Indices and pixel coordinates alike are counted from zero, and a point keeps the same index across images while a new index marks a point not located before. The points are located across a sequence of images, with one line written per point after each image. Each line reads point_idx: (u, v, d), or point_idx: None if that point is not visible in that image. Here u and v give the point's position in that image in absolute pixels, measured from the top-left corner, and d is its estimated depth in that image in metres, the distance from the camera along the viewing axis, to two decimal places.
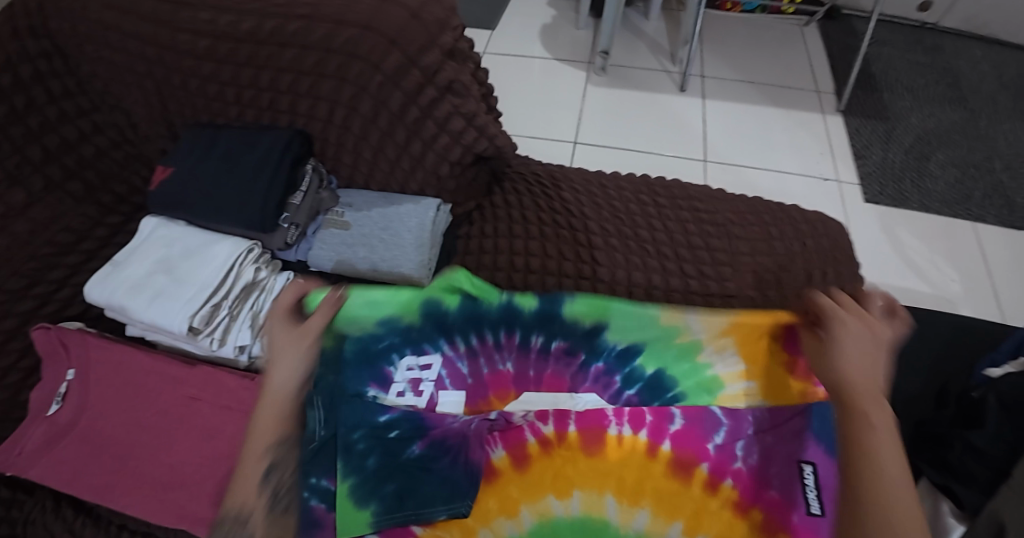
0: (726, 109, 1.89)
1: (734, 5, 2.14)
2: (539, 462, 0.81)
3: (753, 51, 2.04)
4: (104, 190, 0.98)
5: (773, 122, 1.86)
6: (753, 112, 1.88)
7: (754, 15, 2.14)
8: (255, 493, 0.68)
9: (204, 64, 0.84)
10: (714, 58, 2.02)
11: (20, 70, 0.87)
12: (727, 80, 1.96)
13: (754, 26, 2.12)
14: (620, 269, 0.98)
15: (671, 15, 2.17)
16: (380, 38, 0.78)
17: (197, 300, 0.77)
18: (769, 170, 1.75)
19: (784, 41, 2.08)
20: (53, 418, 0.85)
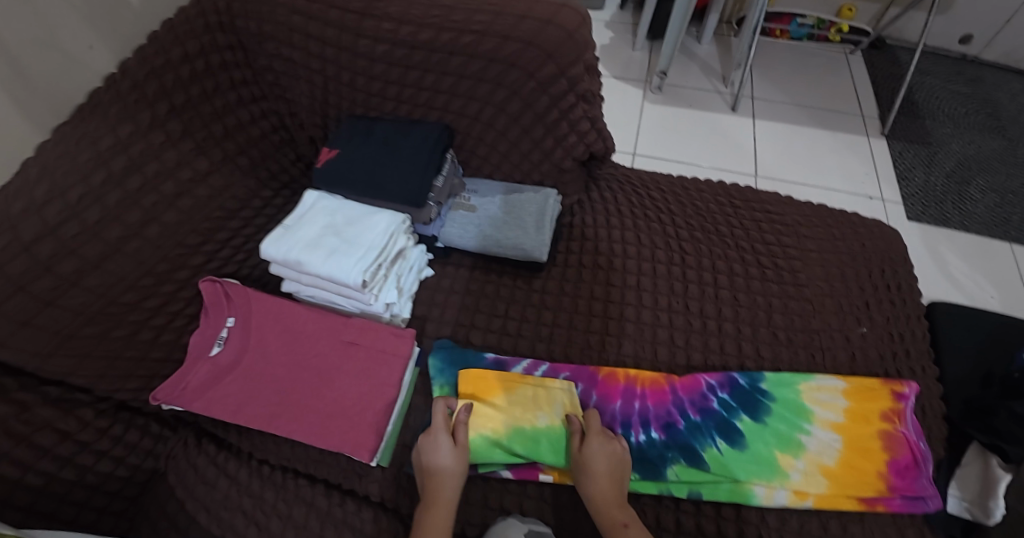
0: (777, 129, 2.03)
1: (782, 33, 2.27)
2: (638, 421, 0.95)
3: (800, 77, 2.18)
4: (263, 168, 1.14)
5: (821, 142, 1.99)
6: (801, 132, 2.02)
7: (801, 42, 2.27)
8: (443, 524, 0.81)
9: (376, 65, 0.99)
10: (763, 81, 2.16)
11: (210, 58, 1.03)
12: (778, 102, 2.10)
13: (801, 53, 2.25)
14: (704, 257, 1.11)
15: (723, 40, 2.31)
16: (539, 52, 0.92)
17: (367, 259, 0.91)
18: (818, 186, 1.88)
19: (830, 68, 2.21)
20: (217, 358, 0.97)
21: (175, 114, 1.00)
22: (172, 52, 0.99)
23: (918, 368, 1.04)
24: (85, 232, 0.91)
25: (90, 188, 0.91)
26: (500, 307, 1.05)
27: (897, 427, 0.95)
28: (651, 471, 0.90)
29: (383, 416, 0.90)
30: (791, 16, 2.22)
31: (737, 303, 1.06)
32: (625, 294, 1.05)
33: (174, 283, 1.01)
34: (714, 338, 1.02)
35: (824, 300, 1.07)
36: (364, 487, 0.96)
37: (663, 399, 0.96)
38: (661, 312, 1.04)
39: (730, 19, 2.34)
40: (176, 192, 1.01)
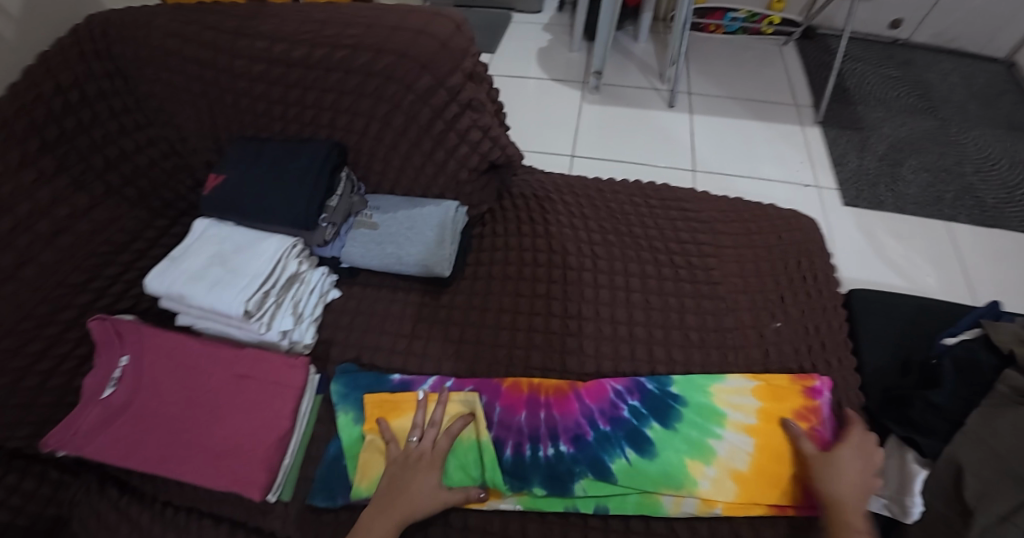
0: (712, 122, 2.02)
1: (717, 27, 2.27)
2: (546, 435, 0.93)
3: (735, 71, 2.18)
4: (154, 197, 1.11)
5: (755, 133, 1.99)
6: (736, 124, 2.02)
7: (735, 36, 2.29)
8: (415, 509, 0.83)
9: (256, 85, 0.96)
10: (701, 75, 2.16)
11: (86, 87, 0.99)
12: (712, 96, 2.10)
13: (735, 47, 2.26)
14: (617, 261, 1.08)
15: (658, 38, 2.31)
16: (412, 62, 0.90)
17: (251, 288, 0.89)
18: (754, 178, 1.87)
19: (764, 60, 2.22)
20: (108, 401, 0.92)
21: (47, 149, 0.95)
22: (42, 84, 0.95)
23: (833, 360, 1.01)
24: None
25: None
26: (406, 325, 1.02)
27: (813, 425, 0.93)
28: (558, 484, 0.89)
29: (274, 452, 0.87)
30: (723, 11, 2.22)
31: (649, 305, 1.03)
32: (533, 304, 1.03)
33: (59, 324, 0.96)
34: (625, 343, 1.00)
35: (737, 297, 1.05)
36: (268, 524, 0.91)
37: (571, 410, 0.94)
38: (570, 320, 1.01)
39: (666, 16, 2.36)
40: (53, 230, 0.96)
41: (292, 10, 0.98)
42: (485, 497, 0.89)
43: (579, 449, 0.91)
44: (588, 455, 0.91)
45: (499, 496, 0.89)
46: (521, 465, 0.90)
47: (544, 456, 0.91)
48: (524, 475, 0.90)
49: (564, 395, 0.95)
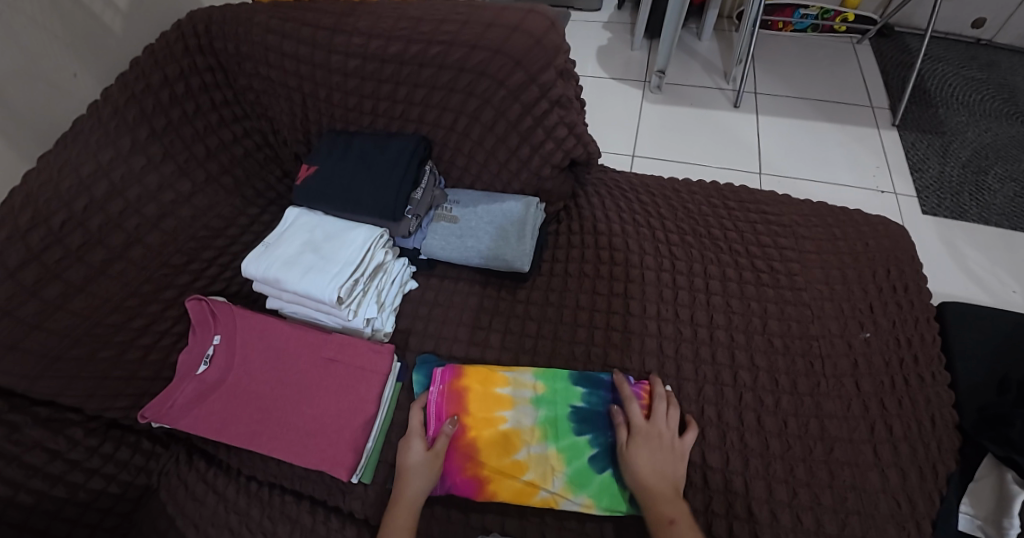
0: (782, 124, 1.98)
1: (786, 25, 2.18)
2: (540, 435, 0.91)
3: (805, 71, 2.12)
4: (248, 185, 1.15)
5: (828, 136, 1.93)
6: (808, 126, 1.96)
7: (805, 34, 2.22)
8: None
9: (350, 80, 0.99)
10: (766, 76, 2.11)
11: (190, 80, 1.04)
12: (781, 96, 2.05)
13: (806, 46, 2.20)
14: (695, 262, 1.07)
15: (723, 35, 2.27)
16: (507, 59, 0.91)
17: (343, 275, 0.92)
18: (826, 182, 1.82)
19: (837, 59, 2.15)
20: (203, 377, 0.97)
21: (156, 137, 1.02)
22: (152, 76, 1.01)
23: (926, 374, 0.97)
24: (69, 256, 0.93)
25: (72, 213, 0.92)
26: (484, 319, 1.04)
27: None
28: (580, 483, 0.88)
29: (359, 433, 0.91)
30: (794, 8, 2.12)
31: (730, 309, 1.02)
32: (612, 302, 1.03)
33: (161, 302, 1.02)
34: (705, 346, 0.99)
35: (823, 304, 1.03)
36: (348, 504, 0.95)
37: (564, 409, 0.92)
38: (648, 320, 1.00)
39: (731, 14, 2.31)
40: (158, 214, 1.02)
41: (388, 7, 0.99)
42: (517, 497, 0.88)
43: (571, 446, 0.90)
44: (579, 452, 0.90)
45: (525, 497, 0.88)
46: (526, 460, 0.90)
47: (539, 454, 0.90)
48: (538, 471, 0.89)
49: (558, 392, 0.93)
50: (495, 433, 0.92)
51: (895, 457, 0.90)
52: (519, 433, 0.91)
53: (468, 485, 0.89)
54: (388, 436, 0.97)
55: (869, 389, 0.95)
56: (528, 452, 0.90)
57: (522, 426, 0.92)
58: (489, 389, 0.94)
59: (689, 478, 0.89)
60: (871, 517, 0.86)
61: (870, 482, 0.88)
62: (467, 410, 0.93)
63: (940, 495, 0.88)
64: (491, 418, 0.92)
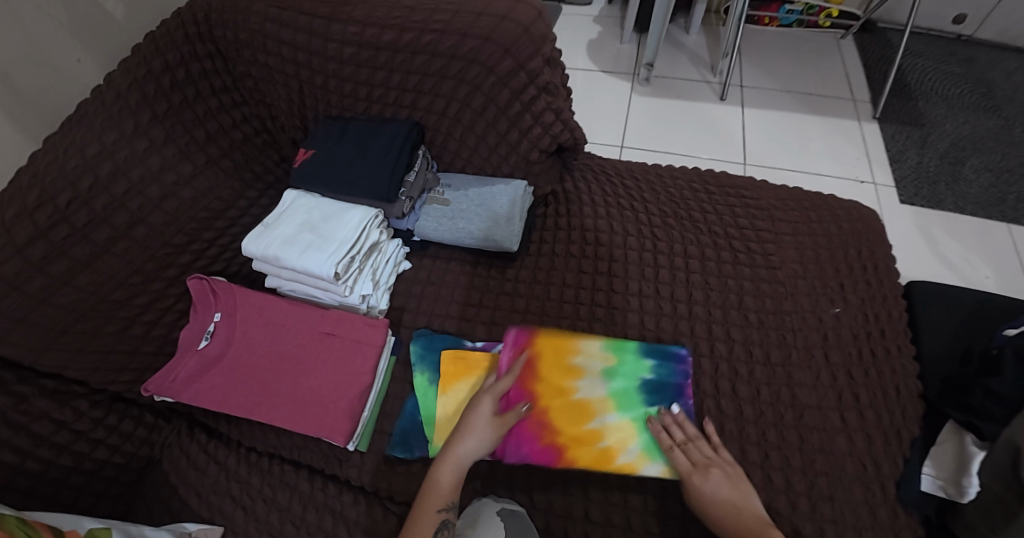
0: (766, 115, 2.03)
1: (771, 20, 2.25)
2: (614, 406, 0.96)
3: (790, 64, 2.18)
4: (246, 170, 1.19)
5: (811, 128, 1.99)
6: (791, 118, 2.02)
7: (791, 29, 2.28)
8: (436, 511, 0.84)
9: (345, 67, 1.03)
10: (751, 69, 2.16)
11: (190, 66, 1.08)
12: (766, 89, 2.10)
13: (791, 40, 2.26)
14: (677, 243, 1.12)
15: (711, 30, 2.32)
16: (496, 47, 0.96)
17: (340, 253, 0.96)
18: (808, 172, 1.88)
19: (821, 53, 2.21)
20: (204, 351, 1.01)
21: (158, 121, 1.05)
22: (153, 62, 1.05)
23: (892, 346, 1.02)
24: (75, 234, 0.96)
25: (78, 193, 0.96)
26: (474, 296, 1.09)
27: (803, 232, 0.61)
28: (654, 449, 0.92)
29: (356, 403, 0.95)
30: (779, 3, 2.18)
31: (709, 286, 1.07)
32: (597, 280, 1.08)
33: (163, 281, 1.06)
34: (684, 321, 1.04)
35: (796, 283, 1.08)
36: (345, 472, 0.99)
37: (632, 382, 0.98)
38: (631, 297, 1.05)
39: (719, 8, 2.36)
40: (160, 195, 1.06)
41: None
42: (591, 463, 0.92)
43: (644, 416, 0.95)
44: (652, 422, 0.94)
45: (605, 462, 0.91)
46: (603, 428, 0.94)
47: (616, 423, 0.95)
48: (617, 438, 0.93)
49: (628, 367, 0.99)
50: (571, 404, 0.97)
51: (861, 424, 0.96)
52: (591, 406, 0.96)
53: (546, 453, 0.93)
54: (382, 407, 1.02)
55: (838, 361, 1.01)
56: (604, 420, 0.95)
57: (596, 398, 0.97)
58: (564, 362, 1.00)
59: None
60: (837, 478, 0.91)
61: (838, 446, 0.94)
62: (544, 381, 0.98)
63: (902, 459, 0.93)
64: (565, 389, 0.98)
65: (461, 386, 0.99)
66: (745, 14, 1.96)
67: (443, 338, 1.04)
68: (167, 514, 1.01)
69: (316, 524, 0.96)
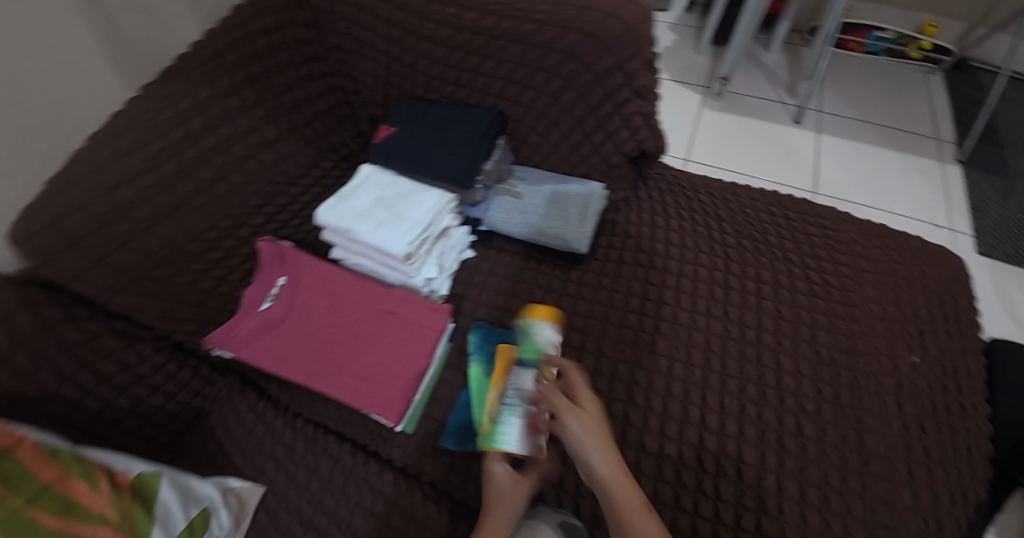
0: (841, 145, 1.97)
1: (857, 45, 2.19)
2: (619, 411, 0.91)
3: (872, 95, 2.10)
4: (325, 140, 1.20)
5: (888, 163, 1.92)
6: (868, 151, 1.95)
7: (876, 57, 2.20)
8: None
9: (437, 48, 1.02)
10: (831, 95, 2.10)
11: (286, 33, 1.09)
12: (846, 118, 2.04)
13: (876, 69, 2.18)
14: (751, 266, 1.10)
15: (792, 50, 2.27)
16: (598, 43, 0.93)
17: (414, 233, 0.96)
18: (880, 209, 1.81)
19: (905, 85, 2.13)
20: (267, 313, 1.02)
21: (250, 83, 1.07)
22: (251, 23, 1.05)
23: (967, 404, 0.98)
24: (160, 184, 0.98)
25: (168, 143, 0.98)
26: (537, 294, 1.08)
27: None
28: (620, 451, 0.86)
29: (410, 385, 0.95)
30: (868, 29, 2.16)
31: (780, 315, 1.04)
32: (663, 293, 1.06)
33: (235, 239, 1.08)
34: (751, 347, 1.01)
35: (873, 323, 1.04)
36: (388, 451, 1.00)
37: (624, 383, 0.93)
38: (698, 315, 1.04)
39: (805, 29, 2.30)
40: (245, 154, 1.08)
41: None
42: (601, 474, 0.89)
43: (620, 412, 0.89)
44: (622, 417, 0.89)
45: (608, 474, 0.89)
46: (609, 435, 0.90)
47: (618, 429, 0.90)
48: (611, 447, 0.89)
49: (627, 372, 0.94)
50: None
51: (928, 479, 0.91)
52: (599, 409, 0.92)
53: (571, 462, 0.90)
54: (432, 393, 1.02)
55: (911, 412, 0.96)
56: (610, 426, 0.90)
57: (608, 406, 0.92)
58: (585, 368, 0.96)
59: (723, 469, 0.91)
60: (898, 532, 0.87)
61: (902, 499, 0.89)
62: None
63: (966, 521, 0.89)
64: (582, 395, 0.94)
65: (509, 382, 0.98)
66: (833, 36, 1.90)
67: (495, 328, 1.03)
68: (210, 467, 1.04)
69: (356, 500, 0.98)
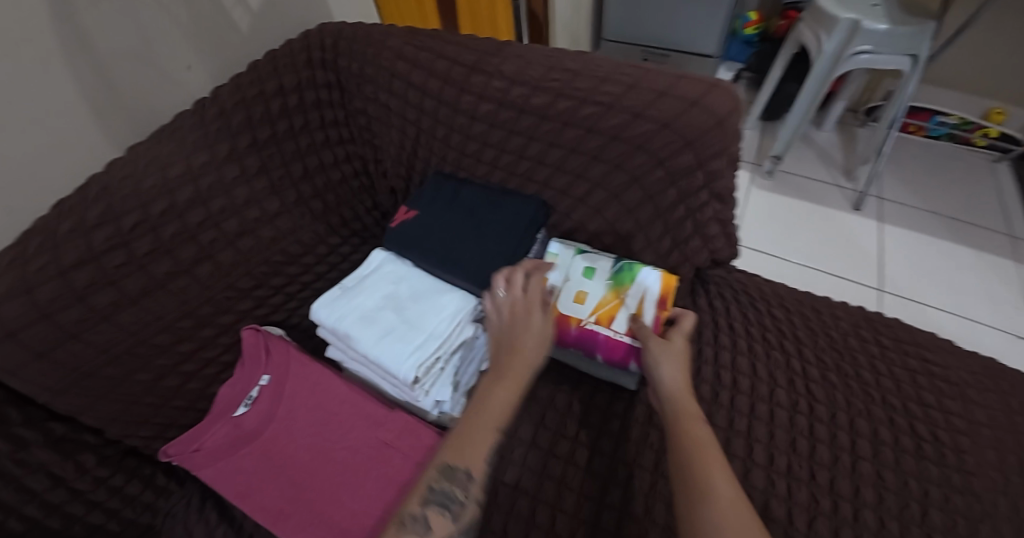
0: (906, 237, 1.76)
1: (917, 129, 2.02)
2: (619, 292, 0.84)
3: (937, 183, 1.90)
4: (335, 213, 1.03)
5: (960, 261, 1.70)
6: (936, 245, 1.74)
7: (938, 143, 2.01)
8: (484, 457, 0.67)
9: (475, 124, 0.87)
10: (892, 180, 1.91)
11: (305, 95, 0.94)
12: (908, 207, 1.84)
13: (936, 154, 1.99)
14: (840, 411, 0.88)
15: (846, 129, 2.10)
16: (676, 137, 0.77)
17: (425, 351, 0.78)
18: (953, 313, 1.59)
19: (971, 174, 1.93)
20: (240, 421, 0.84)
21: (256, 148, 0.91)
22: (266, 82, 0.91)
23: None
24: (130, 262, 0.80)
25: (147, 216, 0.80)
26: None
27: None
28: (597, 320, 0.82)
29: None
30: (930, 113, 1.98)
31: (882, 483, 0.81)
32: (731, 441, 0.86)
33: (215, 327, 0.91)
34: (848, 527, 0.78)
35: (997, 499, 0.79)
36: None
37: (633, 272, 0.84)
38: (776, 478, 0.82)
39: (859, 107, 2.13)
40: (239, 230, 0.91)
41: (538, 53, 0.86)
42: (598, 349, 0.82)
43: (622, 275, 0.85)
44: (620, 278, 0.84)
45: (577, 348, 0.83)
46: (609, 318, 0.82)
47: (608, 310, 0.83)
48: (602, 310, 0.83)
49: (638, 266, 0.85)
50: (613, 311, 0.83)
51: None
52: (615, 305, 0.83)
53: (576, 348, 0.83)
54: None
55: None
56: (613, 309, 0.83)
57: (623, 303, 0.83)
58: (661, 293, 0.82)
59: None
60: None
61: None
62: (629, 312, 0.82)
63: None
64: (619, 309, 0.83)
65: (613, 306, 0.83)
66: (901, 119, 1.73)
67: (663, 290, 0.82)
68: None
69: None
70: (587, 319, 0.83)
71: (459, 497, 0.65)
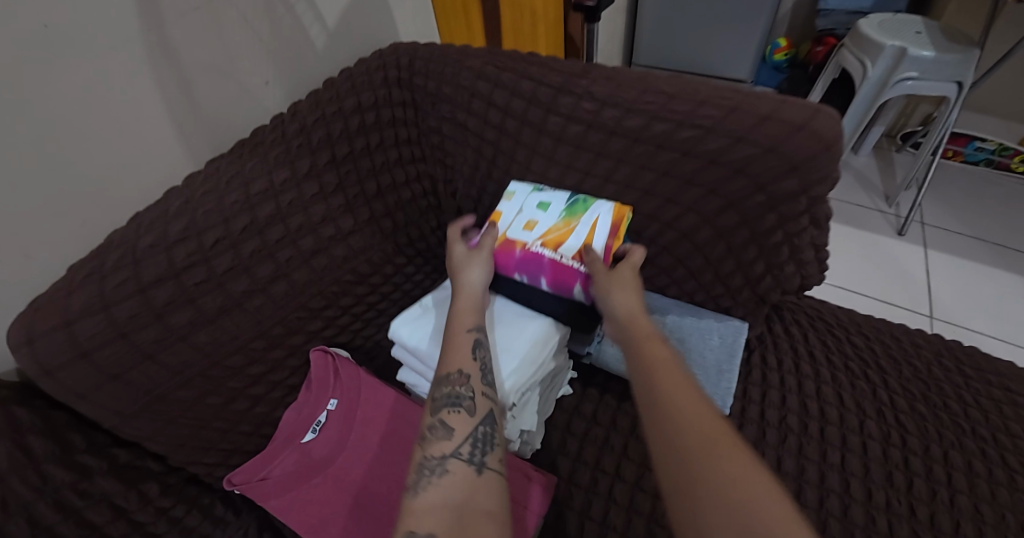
0: (953, 262, 1.71)
1: (955, 153, 1.98)
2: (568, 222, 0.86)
3: (981, 208, 1.85)
4: (404, 233, 1.02)
5: (1009, 286, 1.64)
6: (982, 270, 1.69)
7: (975, 168, 1.97)
8: (469, 356, 0.70)
9: (560, 147, 0.87)
10: (933, 205, 1.87)
11: (381, 112, 0.93)
12: (953, 232, 1.79)
13: (975, 180, 1.94)
14: (933, 443, 0.83)
15: (882, 154, 2.06)
16: (780, 161, 0.75)
17: (521, 376, 0.77)
18: (1010, 342, 1.52)
19: (1009, 199, 1.87)
20: (309, 449, 0.81)
21: (333, 164, 0.89)
22: (345, 100, 0.90)
23: None
24: (209, 281, 0.77)
25: (228, 232, 0.78)
26: None
27: None
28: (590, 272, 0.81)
29: None
30: (968, 138, 1.94)
31: (981, 518, 0.75)
32: (824, 475, 0.82)
33: (285, 348, 0.88)
34: None
35: None
36: None
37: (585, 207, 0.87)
38: (877, 514, 0.78)
39: (896, 133, 2.10)
40: (313, 248, 0.88)
41: (627, 74, 0.85)
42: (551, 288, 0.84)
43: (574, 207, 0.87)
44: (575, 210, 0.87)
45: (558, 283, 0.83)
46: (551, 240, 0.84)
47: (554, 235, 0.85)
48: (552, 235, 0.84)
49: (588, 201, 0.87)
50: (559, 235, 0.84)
51: None
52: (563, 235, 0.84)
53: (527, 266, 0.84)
54: None
55: None
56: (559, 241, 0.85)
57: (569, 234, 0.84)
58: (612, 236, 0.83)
59: None
60: None
61: None
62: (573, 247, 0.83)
63: None
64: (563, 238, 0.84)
65: (561, 233, 0.84)
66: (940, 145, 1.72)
67: (615, 225, 0.84)
68: None
69: None
70: (531, 243, 0.84)
71: (465, 400, 0.66)
